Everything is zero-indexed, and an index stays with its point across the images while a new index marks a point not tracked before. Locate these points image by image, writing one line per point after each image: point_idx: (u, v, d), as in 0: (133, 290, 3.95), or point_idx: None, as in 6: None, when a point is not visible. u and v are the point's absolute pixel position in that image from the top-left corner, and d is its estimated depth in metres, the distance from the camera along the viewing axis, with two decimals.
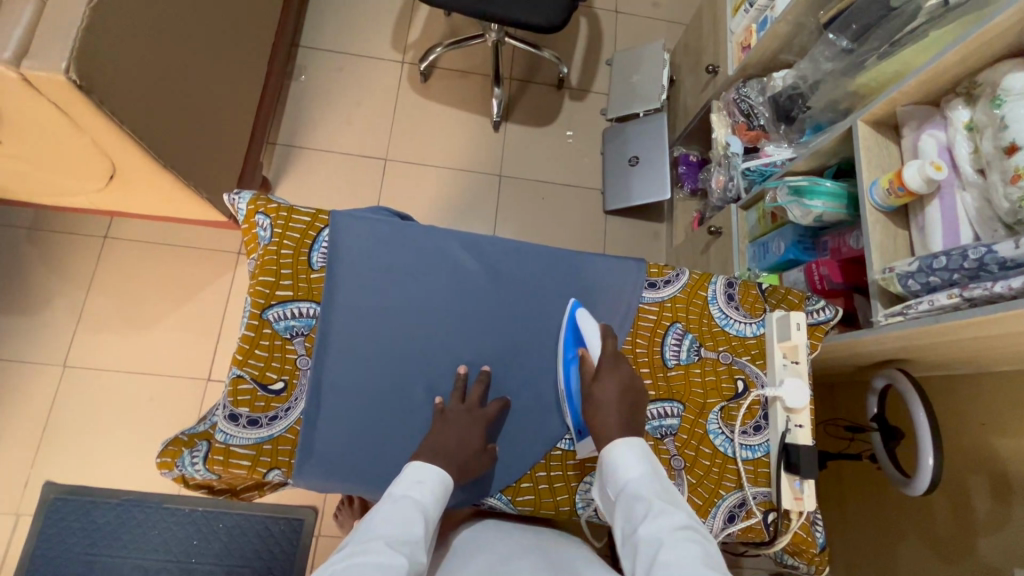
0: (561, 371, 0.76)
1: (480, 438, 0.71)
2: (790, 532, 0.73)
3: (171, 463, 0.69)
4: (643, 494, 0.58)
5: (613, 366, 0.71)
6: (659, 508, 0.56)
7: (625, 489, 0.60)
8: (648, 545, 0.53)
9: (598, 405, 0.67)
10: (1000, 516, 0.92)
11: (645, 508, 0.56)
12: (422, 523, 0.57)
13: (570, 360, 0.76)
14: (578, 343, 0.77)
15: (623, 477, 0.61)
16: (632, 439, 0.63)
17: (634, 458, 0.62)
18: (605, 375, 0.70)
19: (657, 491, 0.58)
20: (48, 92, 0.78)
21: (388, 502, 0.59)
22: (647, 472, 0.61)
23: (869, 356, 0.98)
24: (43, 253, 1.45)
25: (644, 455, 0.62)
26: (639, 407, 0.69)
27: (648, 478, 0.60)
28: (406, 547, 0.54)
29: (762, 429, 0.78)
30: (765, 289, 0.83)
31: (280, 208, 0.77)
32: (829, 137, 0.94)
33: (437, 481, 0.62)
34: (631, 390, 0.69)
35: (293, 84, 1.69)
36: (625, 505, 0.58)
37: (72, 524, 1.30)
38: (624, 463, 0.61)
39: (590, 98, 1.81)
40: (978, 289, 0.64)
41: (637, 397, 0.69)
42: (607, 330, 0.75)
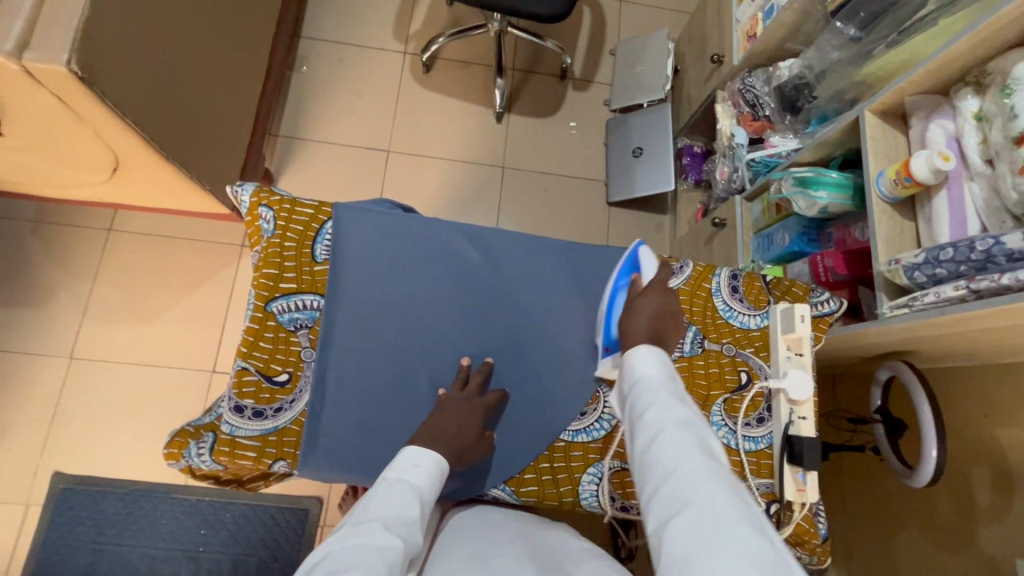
0: (605, 293, 0.78)
1: (478, 426, 0.71)
2: (793, 523, 0.73)
3: (178, 454, 0.70)
4: (653, 386, 0.59)
5: (660, 290, 0.73)
6: (666, 400, 0.58)
7: (638, 380, 0.61)
8: (651, 433, 0.55)
9: (636, 314, 0.69)
10: (1003, 507, 0.93)
11: (652, 399, 0.58)
12: (419, 504, 0.58)
13: (619, 285, 0.79)
14: (632, 271, 0.80)
15: (637, 370, 0.62)
16: (654, 346, 0.64)
17: (650, 357, 0.63)
18: (648, 293, 0.72)
19: (668, 387, 0.60)
20: (50, 84, 0.77)
21: (384, 483, 0.59)
22: (661, 368, 0.62)
23: (872, 348, 0.98)
24: (48, 246, 1.45)
25: (662, 356, 0.63)
26: (671, 330, 0.71)
27: (659, 373, 0.61)
28: (402, 529, 0.54)
29: (765, 421, 0.78)
30: (769, 280, 0.83)
31: (282, 201, 0.77)
32: (835, 128, 0.93)
33: (433, 466, 0.63)
34: (666, 313, 0.71)
35: (295, 75, 1.68)
36: (635, 395, 0.60)
37: (81, 514, 1.31)
38: (641, 358, 0.63)
39: (593, 88, 1.80)
40: (985, 281, 0.64)
41: (671, 321, 0.71)
42: (664, 263, 0.78)
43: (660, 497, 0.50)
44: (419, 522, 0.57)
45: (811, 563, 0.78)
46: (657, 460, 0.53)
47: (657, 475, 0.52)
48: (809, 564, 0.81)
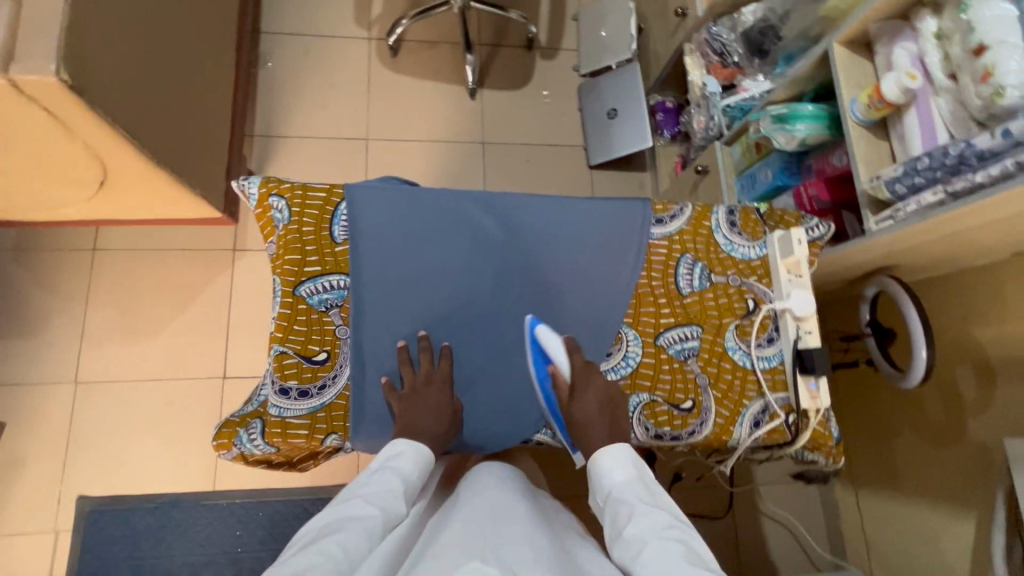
0: (537, 386, 0.77)
1: (447, 402, 0.73)
2: (810, 429, 0.80)
3: (229, 443, 0.73)
4: (626, 497, 0.61)
5: (589, 377, 0.73)
6: (641, 509, 0.59)
7: (611, 493, 0.63)
8: (633, 547, 0.55)
9: (584, 420, 0.70)
10: (986, 396, 1.03)
11: (628, 508, 0.59)
12: (403, 484, 0.62)
13: (544, 376, 0.77)
14: (546, 359, 0.77)
15: (608, 482, 0.64)
16: (617, 447, 0.66)
17: (618, 461, 0.65)
18: (582, 393, 0.72)
19: (641, 493, 0.61)
20: (39, 97, 0.76)
21: (371, 470, 0.64)
22: (630, 471, 0.64)
23: (859, 268, 1.05)
24: (34, 273, 1.42)
25: (630, 458, 0.65)
26: (618, 413, 0.72)
27: (630, 480, 0.63)
28: (384, 501, 0.59)
29: (775, 340, 0.84)
30: (763, 213, 0.89)
31: (294, 189, 0.79)
32: (805, 63, 0.99)
33: (417, 453, 0.67)
34: (608, 403, 0.72)
35: (261, 72, 1.66)
36: (611, 509, 0.61)
37: (114, 533, 1.31)
38: (608, 466, 0.65)
39: (560, 56, 1.82)
40: (961, 182, 0.70)
41: (614, 407, 0.72)
42: (569, 345, 0.75)
43: None
44: (403, 497, 0.61)
45: (827, 465, 0.86)
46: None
47: None
48: (825, 468, 0.88)
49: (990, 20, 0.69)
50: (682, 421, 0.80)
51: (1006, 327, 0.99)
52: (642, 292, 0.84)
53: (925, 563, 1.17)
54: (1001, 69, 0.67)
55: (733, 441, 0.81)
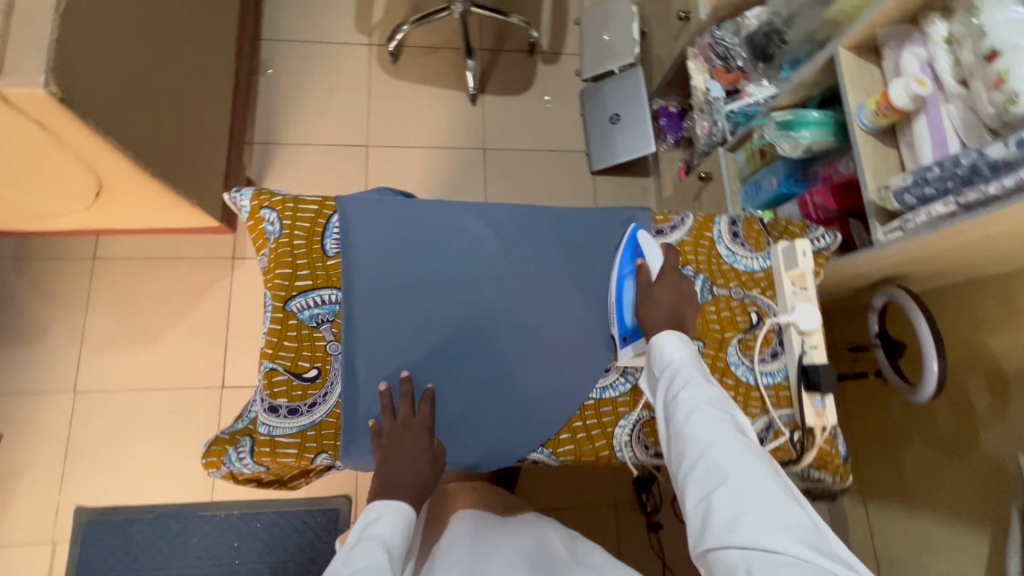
0: (614, 284, 0.80)
1: (426, 447, 0.72)
2: (817, 448, 0.77)
3: (218, 461, 0.72)
4: (684, 369, 0.66)
5: (674, 277, 0.77)
6: (697, 382, 0.64)
7: (667, 364, 0.67)
8: (686, 411, 0.61)
9: (654, 301, 0.74)
10: (999, 410, 1.00)
11: (685, 379, 0.64)
12: (386, 555, 0.60)
13: (626, 274, 0.80)
14: (635, 256, 0.81)
15: (666, 355, 0.68)
16: (677, 331, 0.70)
17: (677, 341, 0.69)
18: (665, 281, 0.76)
19: (697, 368, 0.66)
20: (29, 109, 0.75)
21: (349, 546, 0.62)
22: (689, 349, 0.68)
23: (866, 278, 1.02)
24: (34, 282, 1.42)
25: (687, 340, 0.69)
26: (689, 312, 0.75)
27: (688, 357, 0.67)
28: None
29: (779, 355, 0.81)
30: (767, 223, 0.86)
31: (285, 201, 0.78)
32: (810, 69, 0.97)
33: (395, 514, 0.66)
34: (684, 299, 0.75)
35: (261, 79, 1.65)
36: (666, 376, 0.66)
37: (112, 544, 1.31)
38: (668, 341, 0.68)
39: (563, 60, 1.80)
40: (973, 193, 0.67)
41: (689, 306, 0.75)
42: (668, 249, 0.80)
43: (698, 473, 0.56)
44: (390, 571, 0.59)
45: (834, 483, 0.83)
46: (693, 436, 0.59)
47: (695, 451, 0.58)
48: (833, 485, 0.85)
49: (1003, 24, 0.66)
50: None
51: (1020, 338, 0.96)
52: None
53: None
54: (1015, 76, 0.64)
55: None
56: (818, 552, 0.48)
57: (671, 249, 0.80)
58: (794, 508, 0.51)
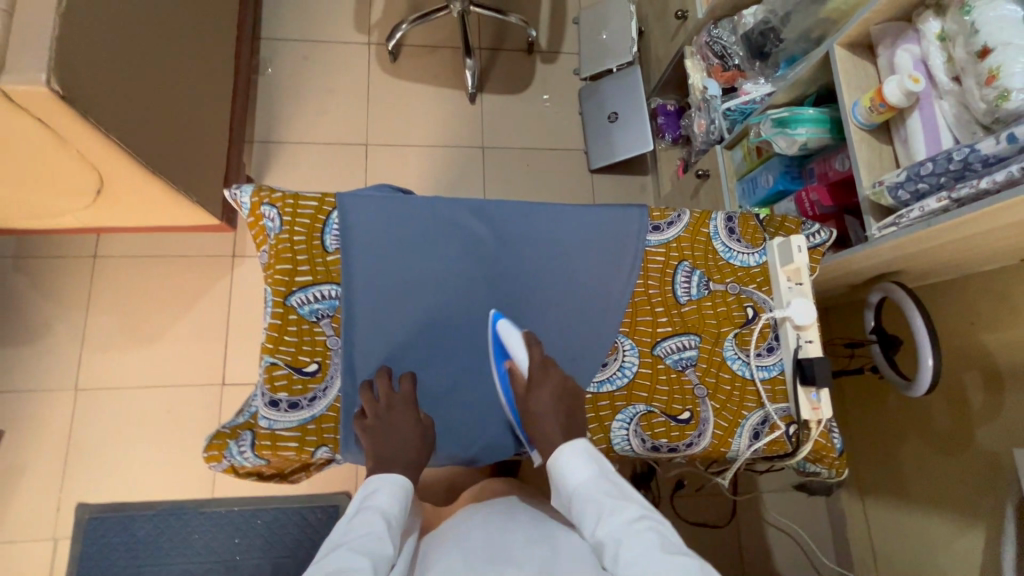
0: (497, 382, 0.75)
1: (411, 416, 0.72)
2: (811, 440, 0.78)
3: (219, 455, 0.72)
4: (591, 494, 0.61)
5: (546, 373, 0.71)
6: (608, 505, 0.59)
7: (574, 493, 0.62)
8: (609, 545, 0.56)
9: (538, 418, 0.68)
10: (995, 405, 1.01)
11: (596, 508, 0.59)
12: (386, 526, 0.62)
13: (502, 373, 0.75)
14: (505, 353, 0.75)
15: (569, 483, 0.63)
16: (574, 441, 0.66)
17: (574, 458, 0.64)
18: (540, 385, 0.70)
19: (603, 487, 0.62)
20: (31, 107, 0.76)
21: (350, 514, 0.63)
22: (591, 466, 0.64)
23: (862, 274, 1.03)
24: (34, 280, 1.43)
25: (586, 453, 0.65)
26: (576, 409, 0.70)
27: (592, 476, 0.63)
28: (368, 549, 0.57)
29: (775, 350, 0.82)
30: (762, 219, 0.87)
31: (285, 197, 0.79)
32: (805, 67, 0.97)
33: (394, 485, 0.67)
34: (566, 395, 0.70)
35: (261, 78, 1.66)
36: (576, 510, 0.61)
37: (113, 541, 1.31)
38: (568, 465, 0.64)
39: (561, 59, 1.81)
40: (965, 188, 0.68)
41: (574, 400, 0.71)
42: (530, 340, 0.73)
43: None
44: (388, 542, 0.60)
45: (830, 476, 0.84)
46: (626, 573, 0.53)
47: None
48: (828, 480, 0.86)
49: (995, 21, 0.67)
50: (679, 433, 0.78)
51: (1014, 334, 0.97)
52: (639, 301, 0.82)
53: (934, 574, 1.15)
54: (1007, 72, 0.65)
55: (732, 453, 0.80)
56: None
57: (535, 337, 0.74)
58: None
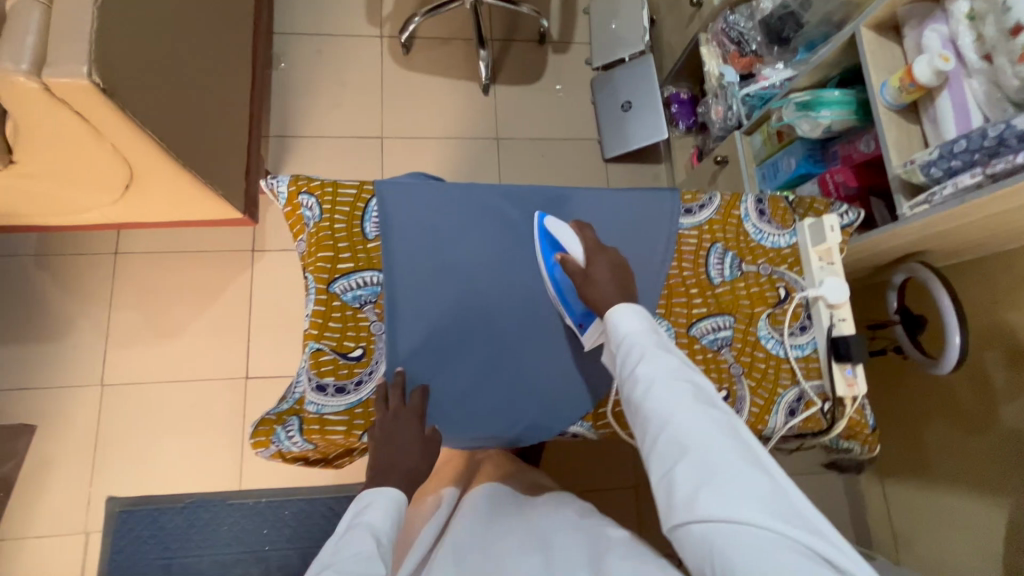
0: (545, 274, 0.78)
1: (417, 433, 0.73)
2: (846, 417, 0.79)
3: (266, 441, 0.73)
4: (641, 341, 0.62)
5: (600, 251, 0.75)
6: (654, 354, 0.60)
7: (623, 340, 0.64)
8: (645, 385, 0.58)
9: (594, 281, 0.71)
10: (1017, 382, 1.02)
11: (642, 353, 0.61)
12: (374, 541, 0.61)
13: (552, 264, 0.79)
14: (556, 247, 0.79)
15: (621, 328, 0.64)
16: (631, 304, 0.66)
17: (631, 313, 0.65)
18: (595, 259, 0.74)
19: (654, 340, 0.62)
20: (70, 100, 0.77)
21: (340, 535, 0.63)
22: (644, 322, 0.65)
23: (886, 255, 1.04)
24: (57, 277, 1.44)
25: (642, 311, 0.65)
26: (629, 284, 0.73)
27: (643, 329, 0.64)
28: (356, 565, 0.57)
29: (808, 329, 0.83)
30: (792, 201, 0.88)
31: (324, 186, 0.80)
32: (831, 49, 0.98)
33: (383, 500, 0.67)
34: (619, 270, 0.73)
35: (275, 72, 1.66)
36: (622, 350, 0.63)
37: (143, 533, 1.33)
38: (622, 317, 0.65)
39: (572, 49, 1.81)
40: (1000, 164, 0.69)
41: (626, 276, 0.74)
42: (582, 228, 0.78)
43: (659, 450, 0.55)
44: (377, 554, 0.60)
45: (862, 452, 0.86)
46: (652, 414, 0.56)
47: (656, 426, 0.56)
48: (859, 456, 0.88)
49: None
50: None
51: None
52: (674, 283, 0.83)
53: (957, 550, 1.17)
54: None
55: (768, 431, 0.80)
56: (784, 519, 0.48)
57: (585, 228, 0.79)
58: (758, 472, 0.51)
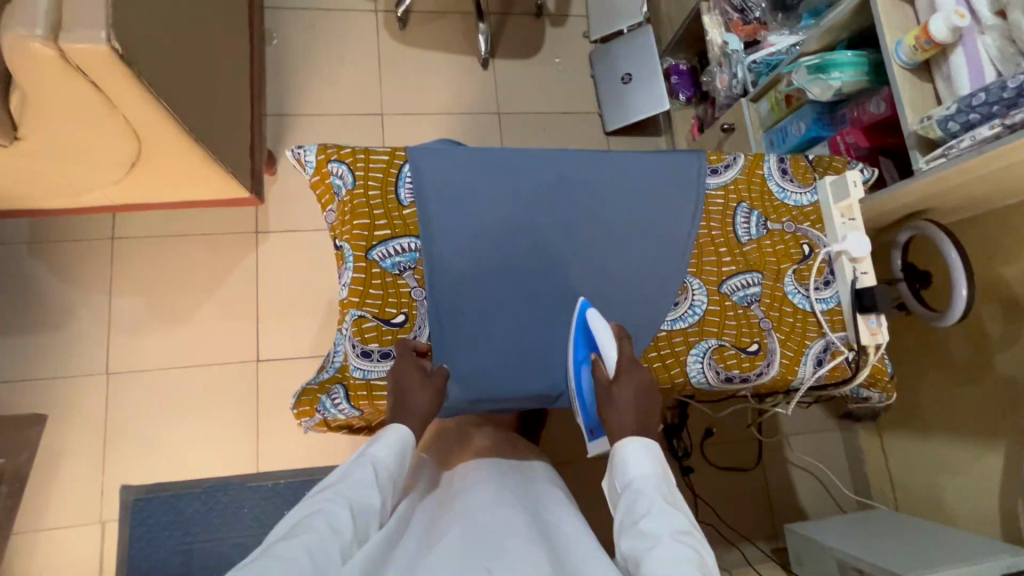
0: (571, 372, 0.73)
1: (415, 366, 0.70)
2: (869, 365, 0.83)
3: (310, 410, 0.74)
4: (647, 490, 0.57)
5: (633, 367, 0.67)
6: (662, 509, 0.54)
7: (631, 481, 0.58)
8: (645, 544, 0.52)
9: (617, 404, 0.64)
10: (1013, 332, 1.07)
11: (648, 506, 0.55)
12: (376, 473, 0.60)
13: (580, 362, 0.73)
14: (589, 344, 0.73)
15: (628, 469, 0.59)
16: (645, 438, 0.62)
17: (642, 452, 0.61)
18: (625, 376, 0.66)
19: (663, 490, 0.57)
20: (86, 68, 0.74)
21: (346, 464, 0.62)
22: (654, 467, 0.60)
23: (893, 214, 1.07)
24: (52, 265, 1.39)
25: (654, 451, 0.61)
26: (658, 408, 0.66)
27: (653, 475, 0.59)
28: (355, 495, 0.57)
29: (831, 283, 0.86)
30: (812, 160, 0.91)
31: (355, 153, 0.79)
32: (843, 11, 1.00)
33: (393, 437, 0.64)
34: (651, 394, 0.66)
35: (268, 49, 1.61)
36: (626, 497, 0.57)
37: (162, 520, 1.31)
38: (632, 454, 0.60)
39: (570, 22, 1.80)
40: (1019, 115, 0.72)
41: (656, 403, 0.66)
42: (621, 336, 0.70)
43: None
44: (377, 489, 0.59)
45: (880, 400, 0.89)
46: None
47: None
48: (877, 404, 0.92)
49: None
50: (749, 363, 0.82)
51: None
52: (704, 242, 0.85)
53: (957, 495, 1.23)
54: None
55: (797, 381, 0.84)
56: None
57: (625, 334, 0.71)
58: None
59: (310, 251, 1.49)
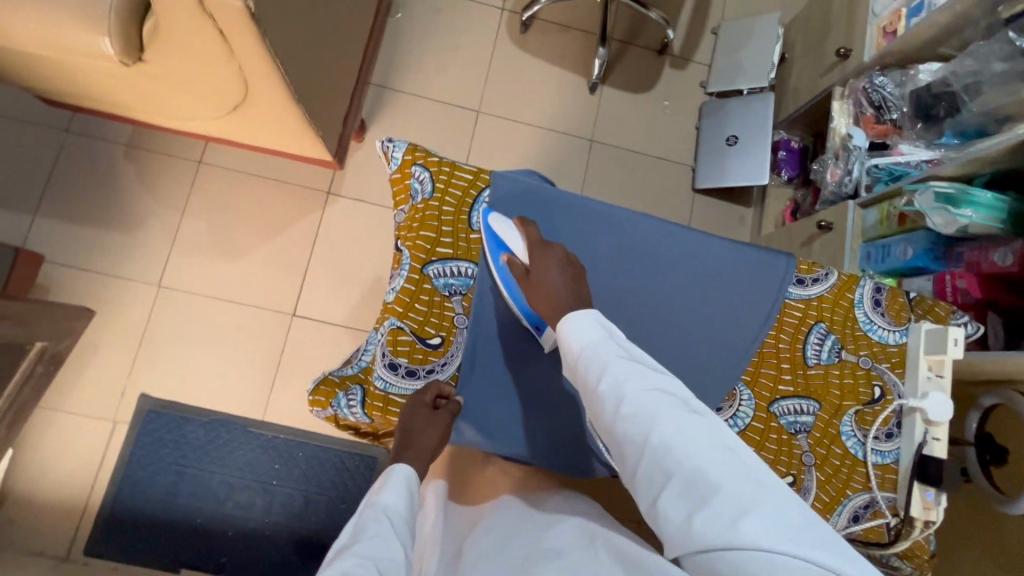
0: (500, 280, 0.73)
1: (423, 403, 0.71)
2: (911, 539, 0.73)
3: (324, 402, 0.72)
4: (598, 354, 0.56)
5: (546, 250, 0.68)
6: (616, 366, 0.54)
7: (581, 352, 0.57)
8: (613, 405, 0.53)
9: (542, 288, 0.65)
10: None
11: (602, 368, 0.54)
12: (391, 523, 0.55)
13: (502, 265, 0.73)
14: (503, 245, 0.73)
15: (576, 340, 0.58)
16: (583, 309, 0.60)
17: (586, 320, 0.59)
18: (543, 263, 0.67)
19: (613, 348, 0.56)
20: (218, 17, 0.76)
21: (355, 520, 0.56)
22: (598, 329, 0.58)
23: (980, 374, 0.96)
24: (141, 171, 1.47)
25: (596, 314, 0.59)
26: (583, 279, 0.67)
27: (598, 336, 0.58)
28: (376, 548, 0.51)
29: (894, 437, 0.78)
30: (913, 298, 0.83)
31: (442, 164, 0.79)
32: (993, 147, 0.91)
33: (398, 477, 0.62)
34: (569, 265, 0.67)
35: (390, 21, 1.63)
36: (580, 369, 0.57)
37: (165, 437, 1.36)
38: (576, 326, 0.58)
39: (690, 67, 1.73)
40: None
41: (578, 270, 0.67)
42: (523, 224, 0.71)
43: (643, 474, 0.50)
44: (398, 542, 0.53)
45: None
46: (627, 436, 0.51)
47: (633, 451, 0.51)
48: None
49: None
50: None
51: None
52: (767, 352, 0.79)
53: None
54: None
55: None
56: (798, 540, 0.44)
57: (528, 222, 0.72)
58: (754, 484, 0.47)
59: (372, 225, 1.51)
